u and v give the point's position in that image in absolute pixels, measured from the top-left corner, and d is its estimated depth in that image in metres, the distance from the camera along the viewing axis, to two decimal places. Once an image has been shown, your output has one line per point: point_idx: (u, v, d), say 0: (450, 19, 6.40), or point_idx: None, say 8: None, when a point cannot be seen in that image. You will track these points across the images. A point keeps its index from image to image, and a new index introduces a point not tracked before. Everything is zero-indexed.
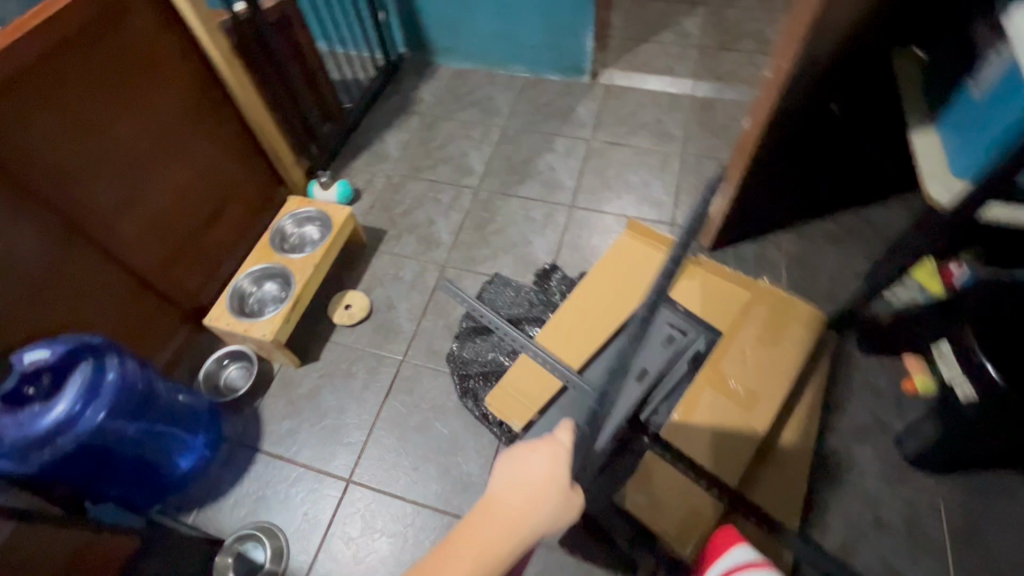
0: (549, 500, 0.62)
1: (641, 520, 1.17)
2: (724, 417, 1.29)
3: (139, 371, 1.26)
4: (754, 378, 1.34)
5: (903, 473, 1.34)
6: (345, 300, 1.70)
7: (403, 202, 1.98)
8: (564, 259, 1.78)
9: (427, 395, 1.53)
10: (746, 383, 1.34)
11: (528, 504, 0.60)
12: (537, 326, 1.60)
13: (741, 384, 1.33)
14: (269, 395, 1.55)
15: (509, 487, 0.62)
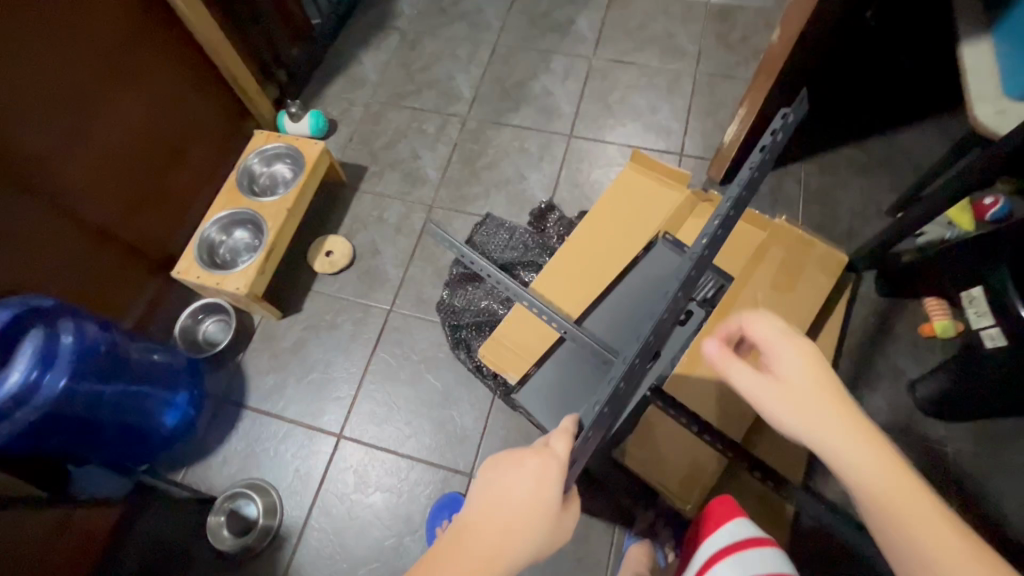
0: (536, 523, 0.65)
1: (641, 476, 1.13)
2: None
3: (99, 333, 1.19)
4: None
5: (914, 420, 1.29)
6: (326, 245, 1.57)
7: (385, 134, 1.79)
8: (562, 196, 1.63)
9: (417, 346, 1.45)
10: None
11: (506, 535, 0.64)
12: (533, 272, 1.49)
13: None
14: (252, 348, 1.48)
15: (496, 509, 0.66)
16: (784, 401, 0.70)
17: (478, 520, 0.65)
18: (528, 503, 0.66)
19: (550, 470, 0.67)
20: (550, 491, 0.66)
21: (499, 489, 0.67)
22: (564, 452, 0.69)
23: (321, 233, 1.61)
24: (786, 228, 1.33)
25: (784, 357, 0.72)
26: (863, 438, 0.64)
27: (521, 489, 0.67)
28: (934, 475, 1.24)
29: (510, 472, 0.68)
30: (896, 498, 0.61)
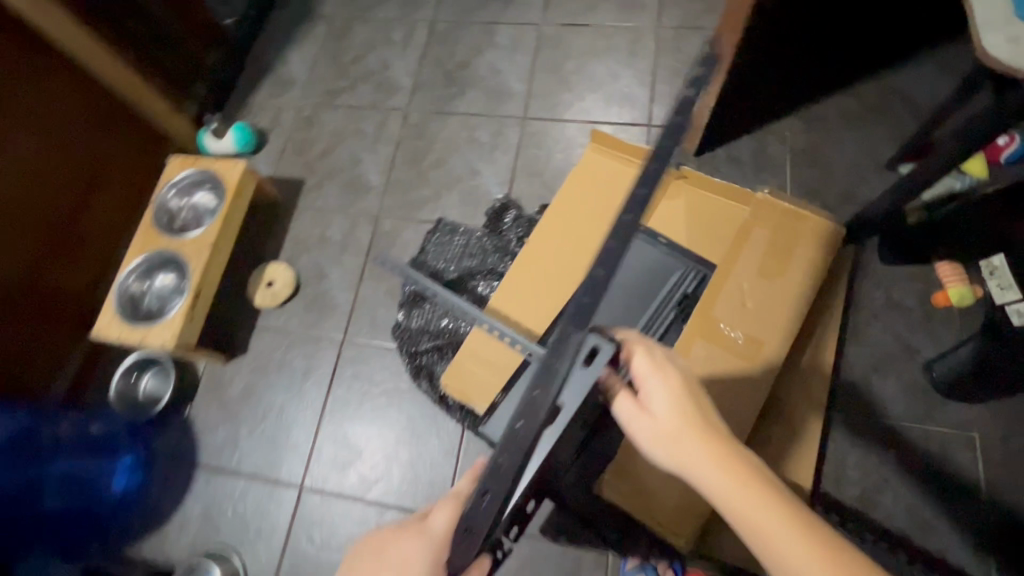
0: None
1: (628, 510, 1.00)
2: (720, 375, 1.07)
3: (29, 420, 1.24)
4: (756, 322, 1.11)
5: (932, 406, 1.14)
6: (266, 275, 1.42)
7: (320, 140, 1.61)
8: (520, 189, 1.46)
9: (376, 379, 1.32)
10: (746, 330, 1.10)
11: None
12: (494, 280, 1.33)
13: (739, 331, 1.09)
14: (199, 400, 1.36)
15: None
16: (663, 444, 0.65)
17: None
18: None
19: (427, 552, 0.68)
20: (424, 571, 0.67)
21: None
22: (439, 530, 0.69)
23: (260, 262, 1.46)
24: (771, 202, 1.15)
25: (655, 393, 0.67)
26: (732, 473, 0.60)
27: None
28: (958, 466, 1.11)
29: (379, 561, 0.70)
30: (787, 544, 0.55)
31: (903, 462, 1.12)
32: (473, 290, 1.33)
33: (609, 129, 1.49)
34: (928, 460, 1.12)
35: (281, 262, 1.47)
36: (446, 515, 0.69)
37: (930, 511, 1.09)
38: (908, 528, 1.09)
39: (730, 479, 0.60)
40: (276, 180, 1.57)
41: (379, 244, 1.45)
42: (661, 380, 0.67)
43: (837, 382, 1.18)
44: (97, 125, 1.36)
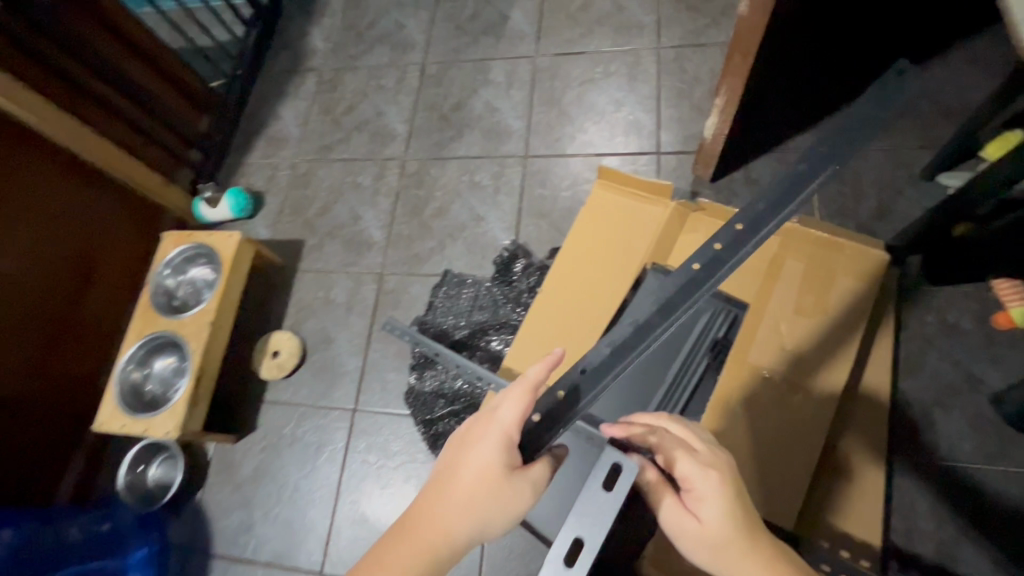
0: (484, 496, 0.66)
1: None
2: (766, 431, 0.96)
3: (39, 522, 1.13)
4: (801, 367, 0.99)
5: (1009, 443, 1.01)
6: (271, 345, 1.36)
7: (317, 197, 1.56)
8: (527, 232, 1.38)
9: (391, 448, 1.24)
10: (789, 377, 0.99)
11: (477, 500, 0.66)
12: (508, 334, 1.26)
13: (782, 378, 0.99)
14: (210, 484, 1.29)
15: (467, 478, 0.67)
16: (711, 556, 0.59)
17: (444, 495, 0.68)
18: (481, 478, 0.67)
19: (495, 438, 0.68)
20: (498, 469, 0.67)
21: (453, 465, 0.69)
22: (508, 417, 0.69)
23: (265, 331, 1.41)
24: (802, 231, 1.05)
25: (704, 501, 0.59)
26: None
27: (477, 464, 0.67)
28: None
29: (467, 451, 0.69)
30: None
31: (982, 511, 0.99)
32: (486, 346, 1.27)
33: (616, 160, 1.41)
34: (1013, 507, 0.98)
35: (285, 329, 1.41)
36: (516, 405, 0.68)
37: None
38: None
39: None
40: (275, 242, 1.53)
41: (385, 303, 1.39)
42: (708, 488, 0.59)
43: (895, 421, 1.06)
44: (86, 206, 1.32)
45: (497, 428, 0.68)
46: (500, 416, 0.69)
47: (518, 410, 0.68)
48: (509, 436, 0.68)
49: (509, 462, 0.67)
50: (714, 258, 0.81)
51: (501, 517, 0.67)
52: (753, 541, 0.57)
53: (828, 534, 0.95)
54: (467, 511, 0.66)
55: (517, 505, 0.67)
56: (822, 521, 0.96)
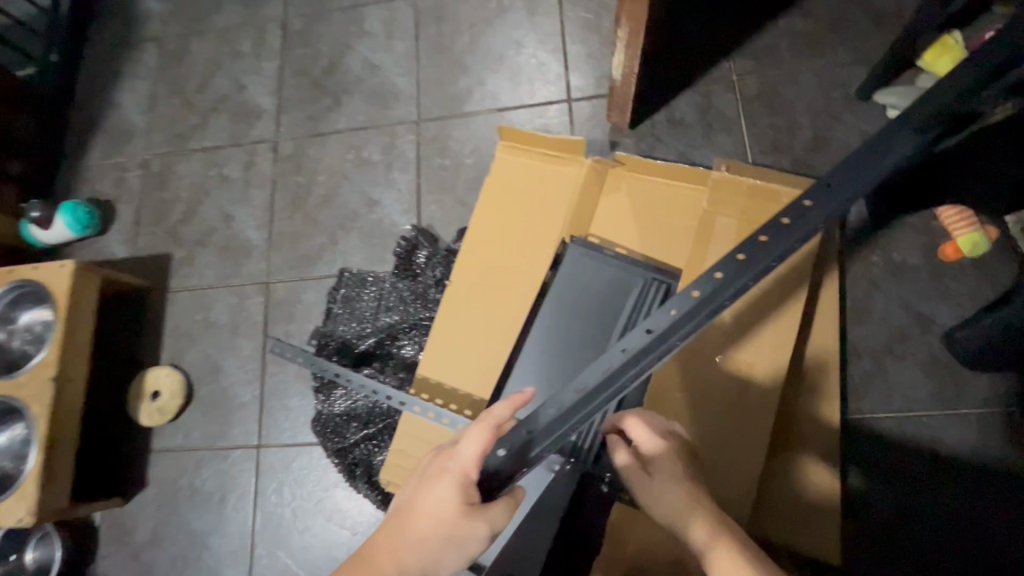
0: (436, 539, 0.57)
1: None
2: (713, 417, 0.85)
3: None
4: (745, 343, 0.86)
5: (959, 382, 0.95)
6: (147, 386, 1.15)
7: (178, 199, 1.30)
8: (430, 212, 1.19)
9: (306, 484, 1.08)
10: (733, 355, 0.86)
11: (431, 543, 0.57)
12: (421, 337, 1.08)
13: (725, 354, 0.86)
14: (103, 556, 1.11)
15: (420, 514, 0.58)
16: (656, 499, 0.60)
17: (397, 533, 0.59)
18: (437, 517, 0.57)
19: (453, 476, 0.60)
20: (454, 508, 0.58)
21: (406, 507, 0.60)
22: (471, 456, 0.60)
23: (139, 370, 1.19)
24: (730, 181, 0.92)
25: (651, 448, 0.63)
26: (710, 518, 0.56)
27: (433, 504, 0.58)
28: (1003, 450, 0.92)
29: (425, 486, 0.60)
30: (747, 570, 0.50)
31: (937, 458, 0.93)
32: (397, 354, 1.09)
33: (522, 114, 1.21)
34: (966, 449, 0.93)
35: (164, 363, 1.20)
36: (476, 442, 0.60)
37: (982, 512, 0.90)
38: (961, 536, 0.90)
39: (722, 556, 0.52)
40: (136, 260, 1.27)
41: (278, 317, 1.19)
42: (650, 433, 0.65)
43: (846, 376, 0.98)
44: None
45: (455, 466, 0.60)
46: (458, 454, 0.60)
47: (478, 445, 0.60)
48: (467, 475, 0.60)
49: (468, 501, 0.59)
50: (711, 292, 0.65)
51: (456, 560, 0.58)
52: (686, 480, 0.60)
53: (786, 519, 0.86)
54: (418, 552, 0.58)
55: (476, 546, 0.58)
56: (779, 505, 0.86)
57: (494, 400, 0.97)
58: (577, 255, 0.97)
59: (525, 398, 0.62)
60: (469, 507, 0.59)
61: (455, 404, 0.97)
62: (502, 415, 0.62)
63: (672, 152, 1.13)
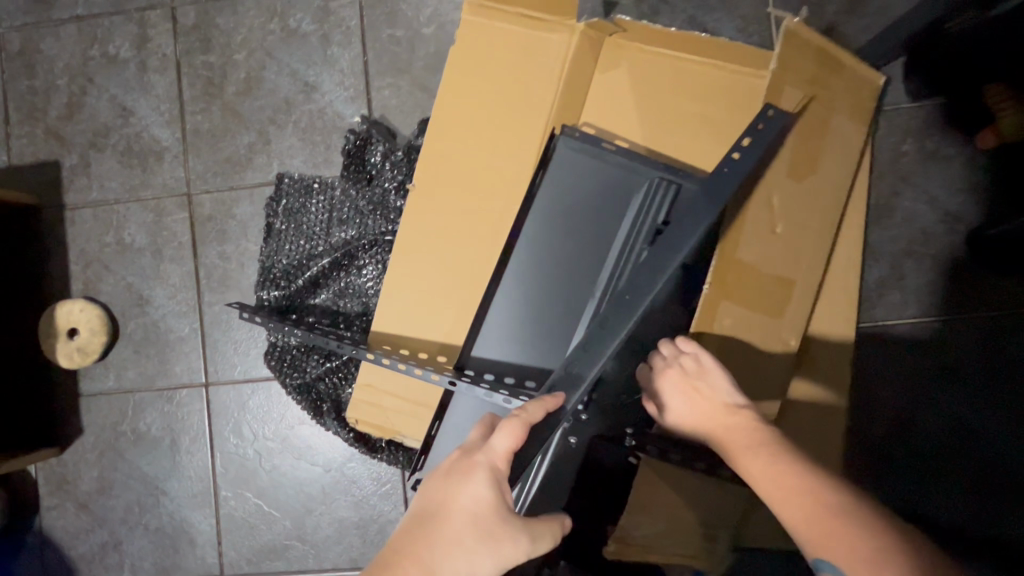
0: (476, 542, 0.51)
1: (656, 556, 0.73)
2: (749, 339, 0.73)
3: None
4: (787, 258, 0.74)
5: (977, 288, 0.88)
6: (60, 323, 0.97)
7: (54, 87, 1.02)
8: (383, 100, 0.96)
9: (269, 421, 0.97)
10: (780, 271, 0.73)
11: (469, 546, 0.51)
12: (383, 255, 0.92)
13: (768, 273, 0.73)
14: (47, 507, 1.00)
15: (453, 511, 0.53)
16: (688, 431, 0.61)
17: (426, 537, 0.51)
18: (476, 516, 0.52)
19: (484, 470, 0.55)
20: (491, 507, 0.53)
21: (431, 515, 0.53)
22: (505, 449, 0.56)
23: (46, 304, 1.00)
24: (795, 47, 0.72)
25: (665, 393, 0.63)
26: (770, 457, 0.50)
27: (468, 499, 0.53)
28: (1013, 350, 0.87)
29: (453, 481, 0.54)
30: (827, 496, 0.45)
31: (947, 361, 0.88)
32: (357, 275, 0.92)
33: None
34: (977, 350, 0.88)
35: (77, 295, 1.00)
36: (509, 435, 0.56)
37: (988, 418, 0.87)
38: (961, 438, 0.87)
39: (779, 494, 0.48)
40: (13, 169, 1.02)
41: (207, 238, 0.99)
42: (658, 377, 0.64)
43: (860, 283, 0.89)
44: None
45: (485, 458, 0.55)
46: (489, 446, 0.56)
47: (514, 438, 0.56)
48: (498, 469, 0.55)
49: (502, 498, 0.54)
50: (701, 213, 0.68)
51: (492, 567, 0.52)
52: (722, 417, 0.57)
53: (808, 442, 0.79)
54: (452, 563, 0.50)
55: (515, 552, 0.53)
56: (796, 422, 0.80)
57: (468, 342, 0.81)
58: (569, 151, 0.78)
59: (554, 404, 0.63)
60: (508, 508, 0.54)
61: (424, 353, 0.81)
62: (535, 414, 0.60)
63: (679, 18, 0.92)
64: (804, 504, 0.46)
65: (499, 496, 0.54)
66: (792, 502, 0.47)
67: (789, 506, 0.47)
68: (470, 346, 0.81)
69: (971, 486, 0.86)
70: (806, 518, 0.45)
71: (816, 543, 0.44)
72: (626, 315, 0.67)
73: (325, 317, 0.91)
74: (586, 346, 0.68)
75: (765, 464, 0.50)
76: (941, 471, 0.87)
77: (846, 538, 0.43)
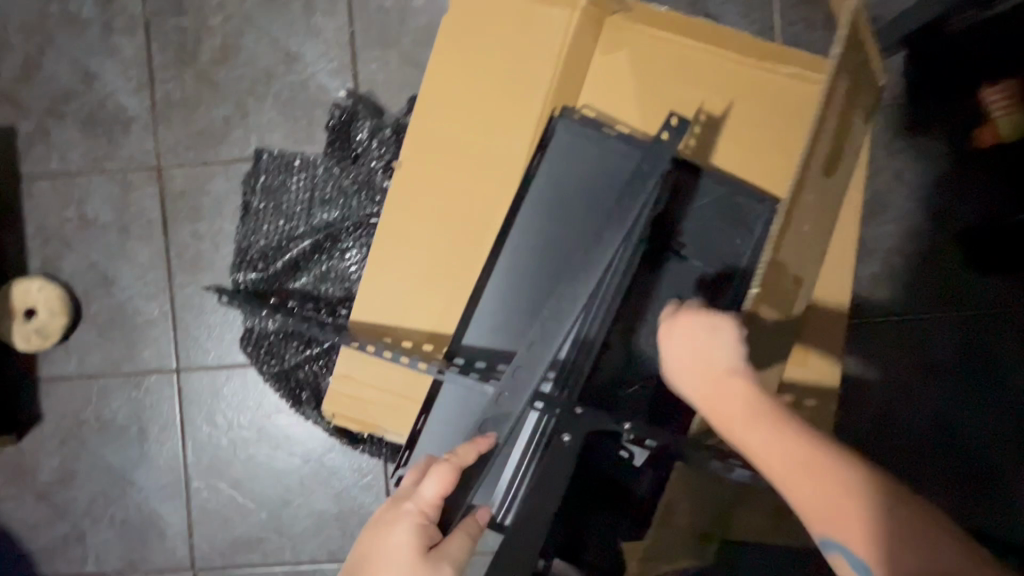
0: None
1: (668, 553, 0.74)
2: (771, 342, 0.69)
3: None
4: (803, 256, 0.70)
5: (967, 287, 0.88)
6: (14, 303, 0.90)
7: (8, 46, 0.93)
8: (370, 75, 0.91)
9: (243, 411, 0.93)
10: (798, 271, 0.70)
11: None
12: (367, 237, 0.87)
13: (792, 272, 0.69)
14: (3, 498, 0.94)
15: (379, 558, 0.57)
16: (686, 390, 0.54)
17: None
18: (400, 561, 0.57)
19: (410, 518, 0.58)
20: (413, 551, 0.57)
21: (368, 557, 0.58)
22: (430, 495, 0.59)
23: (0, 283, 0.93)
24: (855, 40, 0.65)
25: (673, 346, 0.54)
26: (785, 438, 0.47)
27: (393, 546, 0.58)
28: (999, 348, 0.88)
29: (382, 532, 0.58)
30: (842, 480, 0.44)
31: (932, 355, 0.89)
32: (340, 258, 0.88)
33: None
34: (960, 347, 0.88)
35: (34, 273, 0.93)
36: (437, 482, 0.59)
37: (972, 417, 0.88)
38: (936, 432, 0.88)
39: (790, 474, 0.46)
40: None
41: (179, 215, 0.93)
42: (671, 328, 0.55)
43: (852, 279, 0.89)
44: None
45: (411, 506, 0.59)
46: (417, 494, 0.59)
47: (441, 485, 0.59)
48: (426, 515, 0.59)
49: (425, 544, 0.58)
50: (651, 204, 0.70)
51: None
52: (732, 381, 0.51)
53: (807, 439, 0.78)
54: None
55: None
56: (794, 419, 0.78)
57: (460, 328, 0.76)
58: (569, 134, 0.74)
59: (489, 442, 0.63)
60: (431, 548, 0.58)
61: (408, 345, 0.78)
62: (467, 457, 0.61)
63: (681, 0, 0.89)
64: (819, 487, 0.44)
65: (422, 538, 0.58)
66: (807, 483, 0.45)
67: (803, 486, 0.45)
68: (460, 334, 0.76)
69: (952, 483, 0.87)
70: (822, 503, 0.44)
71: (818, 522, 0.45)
72: (561, 326, 0.66)
73: (305, 302, 0.87)
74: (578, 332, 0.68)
75: (778, 444, 0.47)
76: (913, 463, 0.88)
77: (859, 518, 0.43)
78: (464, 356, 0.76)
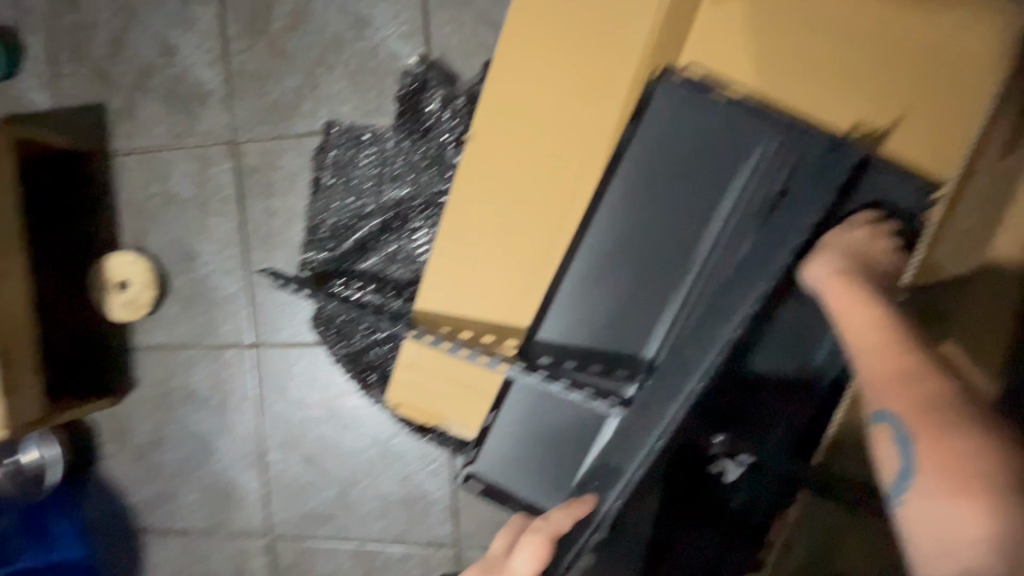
0: None
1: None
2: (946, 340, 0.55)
3: None
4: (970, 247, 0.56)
5: None
6: (111, 274, 0.95)
7: (98, 22, 0.95)
8: (442, 38, 0.83)
9: (313, 389, 0.93)
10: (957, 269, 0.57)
11: None
12: (436, 216, 0.81)
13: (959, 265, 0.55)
14: (107, 455, 1.02)
15: None
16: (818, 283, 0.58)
17: None
18: None
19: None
20: None
21: None
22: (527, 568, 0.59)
23: (97, 255, 0.98)
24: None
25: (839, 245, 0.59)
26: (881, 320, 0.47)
27: None
28: None
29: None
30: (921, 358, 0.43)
31: None
32: (409, 238, 0.83)
33: None
34: None
35: (127, 247, 0.97)
36: (532, 555, 0.60)
37: None
38: None
39: (875, 342, 0.46)
40: (62, 112, 0.98)
41: (252, 191, 0.92)
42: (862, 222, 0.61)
43: None
44: None
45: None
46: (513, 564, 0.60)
47: (536, 558, 0.59)
48: None
49: None
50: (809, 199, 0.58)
51: None
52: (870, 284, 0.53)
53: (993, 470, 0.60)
54: None
55: None
56: None
57: (535, 323, 0.70)
58: (669, 100, 0.63)
59: (585, 508, 0.63)
60: None
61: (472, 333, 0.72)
62: (561, 525, 0.61)
63: None
64: (898, 358, 0.43)
65: None
66: (889, 356, 0.44)
67: (879, 357, 0.44)
68: (535, 329, 0.70)
69: None
70: (888, 370, 0.43)
71: (878, 392, 0.43)
72: (696, 369, 0.60)
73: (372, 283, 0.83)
74: (680, 346, 0.61)
75: (872, 323, 0.48)
76: None
77: (918, 394, 0.41)
78: (537, 352, 0.71)
